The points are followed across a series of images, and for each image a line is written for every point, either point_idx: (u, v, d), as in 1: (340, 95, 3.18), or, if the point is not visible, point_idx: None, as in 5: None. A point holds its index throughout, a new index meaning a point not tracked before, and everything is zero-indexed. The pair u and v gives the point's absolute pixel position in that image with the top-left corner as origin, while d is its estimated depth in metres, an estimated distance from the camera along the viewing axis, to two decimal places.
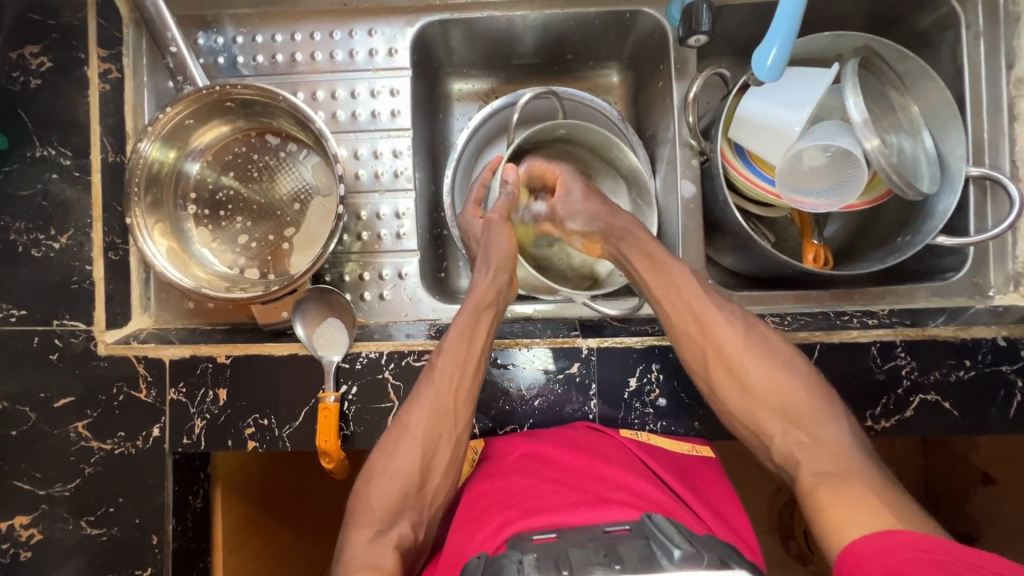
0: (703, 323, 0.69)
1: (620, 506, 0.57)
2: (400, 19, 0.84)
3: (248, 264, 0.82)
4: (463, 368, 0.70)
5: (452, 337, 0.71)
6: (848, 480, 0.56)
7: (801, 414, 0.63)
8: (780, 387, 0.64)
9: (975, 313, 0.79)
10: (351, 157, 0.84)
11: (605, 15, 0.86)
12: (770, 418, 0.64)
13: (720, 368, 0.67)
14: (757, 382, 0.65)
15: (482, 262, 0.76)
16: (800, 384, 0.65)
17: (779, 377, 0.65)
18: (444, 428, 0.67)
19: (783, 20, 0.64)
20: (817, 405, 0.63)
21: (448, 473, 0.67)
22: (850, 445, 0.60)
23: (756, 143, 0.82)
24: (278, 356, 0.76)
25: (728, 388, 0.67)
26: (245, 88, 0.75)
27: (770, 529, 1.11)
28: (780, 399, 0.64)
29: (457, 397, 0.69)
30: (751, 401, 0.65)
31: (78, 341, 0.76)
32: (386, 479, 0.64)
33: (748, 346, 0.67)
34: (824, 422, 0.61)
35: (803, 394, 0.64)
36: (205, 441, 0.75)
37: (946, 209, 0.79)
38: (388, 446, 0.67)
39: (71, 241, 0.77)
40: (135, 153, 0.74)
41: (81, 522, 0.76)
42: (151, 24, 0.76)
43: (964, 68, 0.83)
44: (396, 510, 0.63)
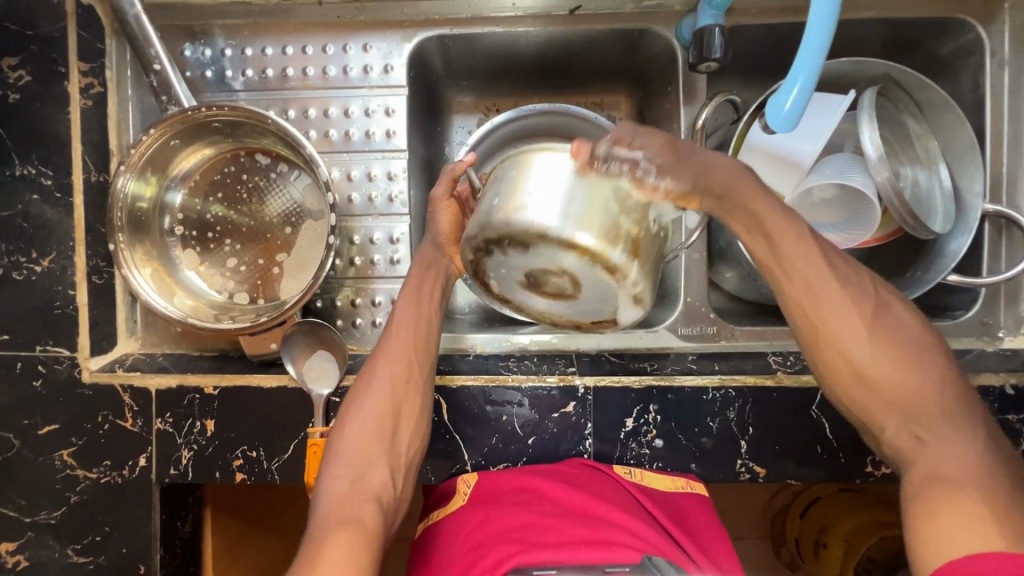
0: (824, 286, 0.55)
1: (618, 545, 0.56)
2: (396, 34, 0.80)
3: (238, 288, 0.79)
4: (419, 325, 0.68)
5: (405, 297, 0.68)
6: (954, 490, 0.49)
7: (925, 413, 0.52)
8: (897, 366, 0.53)
9: (982, 356, 0.77)
10: (343, 179, 0.81)
11: (613, 32, 0.81)
12: (882, 406, 0.54)
13: (830, 344, 0.55)
14: (876, 363, 0.53)
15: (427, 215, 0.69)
16: (916, 360, 0.54)
17: (903, 361, 0.53)
18: (407, 389, 0.64)
19: (807, 53, 0.55)
20: (939, 397, 0.52)
21: (415, 428, 0.64)
22: (971, 450, 0.50)
23: (766, 174, 0.78)
24: (267, 389, 0.74)
25: (839, 372, 0.55)
26: (231, 109, 0.71)
27: (763, 536, 1.11)
28: (899, 386, 0.53)
29: (419, 344, 0.66)
30: (871, 392, 0.54)
31: (62, 368, 0.75)
32: (356, 435, 0.61)
33: (873, 318, 0.55)
34: (952, 422, 0.52)
35: (933, 385, 0.53)
36: (192, 472, 0.74)
37: (959, 250, 0.76)
38: (354, 399, 0.64)
39: (53, 265, 0.74)
40: (114, 190, 0.71)
41: (68, 550, 0.75)
42: (135, 41, 0.72)
43: (985, 100, 0.80)
44: (369, 462, 0.60)
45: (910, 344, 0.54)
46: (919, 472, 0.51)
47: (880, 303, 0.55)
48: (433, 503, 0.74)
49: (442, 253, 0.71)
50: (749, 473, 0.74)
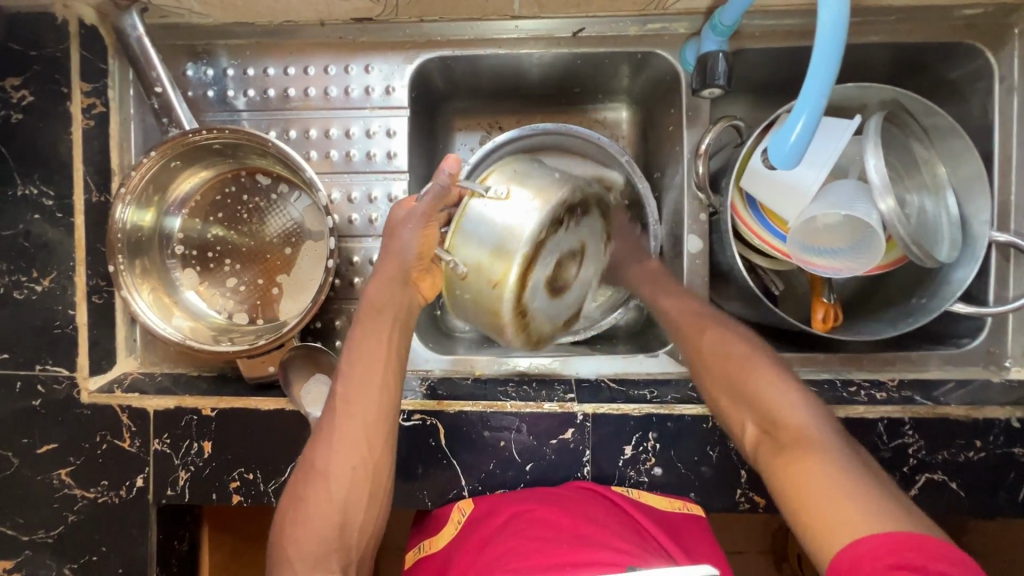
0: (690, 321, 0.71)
1: (601, 561, 0.55)
2: (398, 55, 0.80)
3: (237, 308, 0.79)
4: (370, 398, 0.63)
5: (353, 358, 0.64)
6: (809, 462, 0.52)
7: (775, 409, 0.58)
8: (751, 373, 0.62)
9: (988, 387, 0.76)
10: (344, 200, 0.81)
11: (616, 55, 0.81)
12: (740, 411, 0.61)
13: (702, 362, 0.67)
14: (731, 370, 0.64)
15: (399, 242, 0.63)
16: (767, 368, 0.62)
17: (756, 367, 0.62)
18: (353, 475, 0.61)
19: (814, 83, 0.53)
20: (782, 388, 0.59)
21: (370, 511, 0.62)
22: (808, 413, 0.56)
23: (770, 198, 0.77)
24: (264, 412, 0.73)
25: (718, 391, 0.64)
26: (231, 132, 0.72)
27: (765, 551, 1.09)
28: (749, 384, 0.61)
29: (365, 424, 0.63)
30: (737, 402, 0.62)
31: (61, 388, 0.75)
32: (303, 526, 0.60)
33: (733, 342, 0.66)
34: (792, 407, 0.57)
35: (782, 387, 0.60)
36: (189, 493, 0.74)
37: (964, 279, 0.75)
38: (297, 489, 0.62)
39: (54, 284, 0.75)
40: (114, 215, 0.71)
41: (65, 569, 0.75)
42: (137, 63, 0.73)
43: (994, 126, 0.78)
44: (317, 559, 0.58)
45: (760, 359, 0.64)
46: (773, 450, 0.56)
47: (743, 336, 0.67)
48: (430, 526, 0.74)
49: (407, 286, 0.65)
50: (748, 502, 0.73)
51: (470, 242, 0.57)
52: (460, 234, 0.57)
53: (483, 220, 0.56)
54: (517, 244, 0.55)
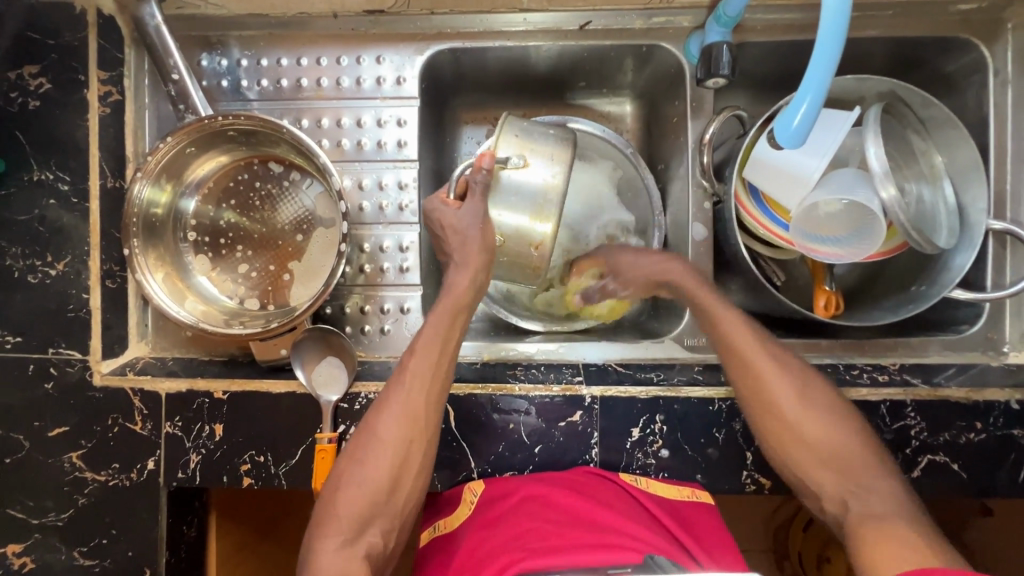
0: (752, 355, 0.67)
1: (621, 548, 0.56)
2: (409, 46, 0.82)
3: (249, 294, 0.81)
4: (436, 380, 0.67)
5: (427, 337, 0.68)
6: (887, 531, 0.55)
7: (849, 464, 0.61)
8: (826, 432, 0.63)
9: (987, 371, 0.77)
10: (355, 187, 0.82)
11: (621, 48, 0.83)
12: (818, 465, 0.62)
13: (763, 404, 0.66)
14: (807, 418, 0.64)
15: (460, 261, 0.70)
16: (838, 421, 0.64)
17: (830, 421, 0.63)
18: (411, 447, 0.65)
19: (817, 68, 0.55)
20: (866, 457, 0.61)
21: (416, 482, 0.65)
22: (895, 491, 0.59)
23: (773, 187, 0.79)
24: (276, 394, 0.74)
25: (775, 430, 0.65)
26: (247, 119, 0.73)
27: (767, 549, 1.09)
28: (830, 441, 0.62)
29: (427, 401, 0.67)
30: (807, 450, 0.63)
31: (73, 371, 0.75)
32: (356, 486, 0.63)
33: (805, 391, 0.66)
34: (873, 476, 0.60)
35: (857, 442, 0.62)
36: (200, 476, 0.75)
37: (963, 265, 0.77)
38: (357, 453, 0.65)
39: (68, 268, 0.76)
40: (130, 195, 0.73)
41: (74, 553, 0.75)
42: (154, 50, 0.74)
43: (989, 117, 0.81)
44: (367, 520, 0.62)
45: (836, 415, 0.64)
46: (860, 513, 0.58)
47: (806, 378, 0.67)
48: (440, 509, 0.74)
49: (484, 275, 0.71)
50: (754, 484, 0.74)
51: (511, 209, 0.69)
52: (498, 204, 0.69)
53: (516, 189, 0.68)
54: (553, 206, 0.67)
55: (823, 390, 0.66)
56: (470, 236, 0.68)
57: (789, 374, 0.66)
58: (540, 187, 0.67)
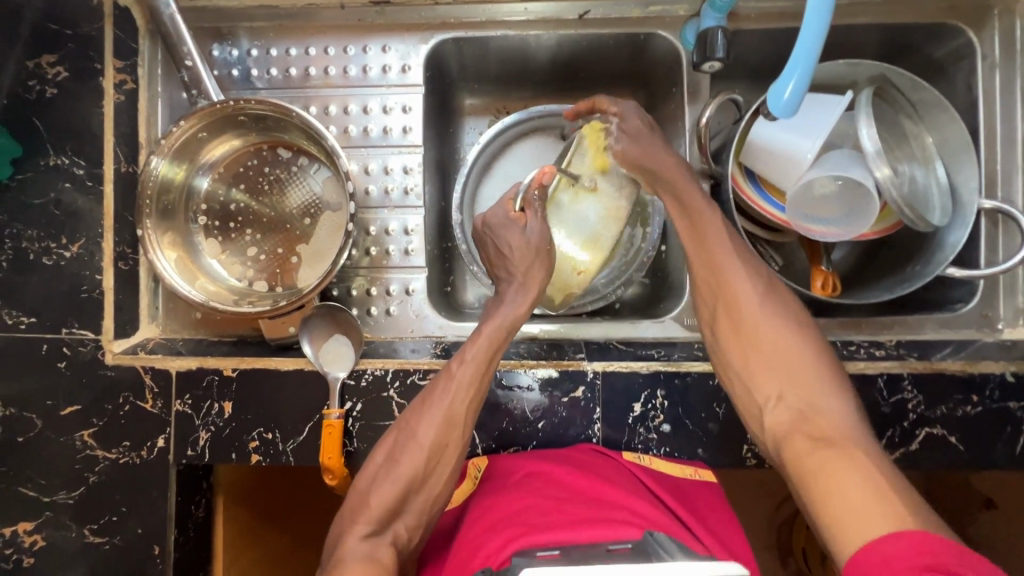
0: (722, 268, 0.69)
1: (622, 524, 0.56)
2: (414, 36, 0.85)
3: (257, 276, 0.82)
4: (477, 392, 0.69)
5: (475, 346, 0.71)
6: (838, 459, 0.56)
7: (800, 373, 0.64)
8: (784, 347, 0.65)
9: (983, 346, 0.79)
10: (361, 172, 0.84)
11: (619, 37, 0.85)
12: (769, 377, 0.65)
13: (725, 307, 0.69)
14: (766, 332, 0.66)
15: (518, 283, 0.74)
16: (794, 336, 0.66)
17: (789, 339, 0.66)
18: (445, 451, 0.68)
19: (806, 39, 0.58)
20: (822, 377, 0.63)
21: (445, 484, 0.67)
22: (846, 415, 0.60)
23: (770, 169, 0.80)
24: (284, 372, 0.76)
25: (730, 339, 0.68)
26: (258, 103, 0.76)
27: (769, 546, 1.06)
28: (779, 355, 0.65)
29: (467, 409, 0.69)
30: (759, 358, 0.66)
31: (85, 350, 0.77)
32: (389, 482, 0.65)
33: (766, 305, 0.68)
34: (825, 395, 0.62)
35: (812, 360, 0.64)
36: (209, 453, 0.76)
37: (957, 242, 0.78)
38: (393, 452, 0.68)
39: (82, 250, 0.78)
40: (146, 168, 0.75)
41: (84, 530, 0.76)
42: (169, 38, 0.77)
43: (978, 100, 0.83)
44: (395, 513, 0.64)
45: (791, 331, 0.66)
46: (808, 436, 0.60)
47: (769, 289, 0.69)
48: None
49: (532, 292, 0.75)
50: (755, 458, 0.75)
51: (568, 232, 0.82)
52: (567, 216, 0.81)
53: (579, 224, 0.82)
54: (602, 246, 0.83)
55: (788, 312, 0.68)
56: (538, 259, 0.75)
57: (755, 289, 0.68)
58: (594, 224, 0.82)
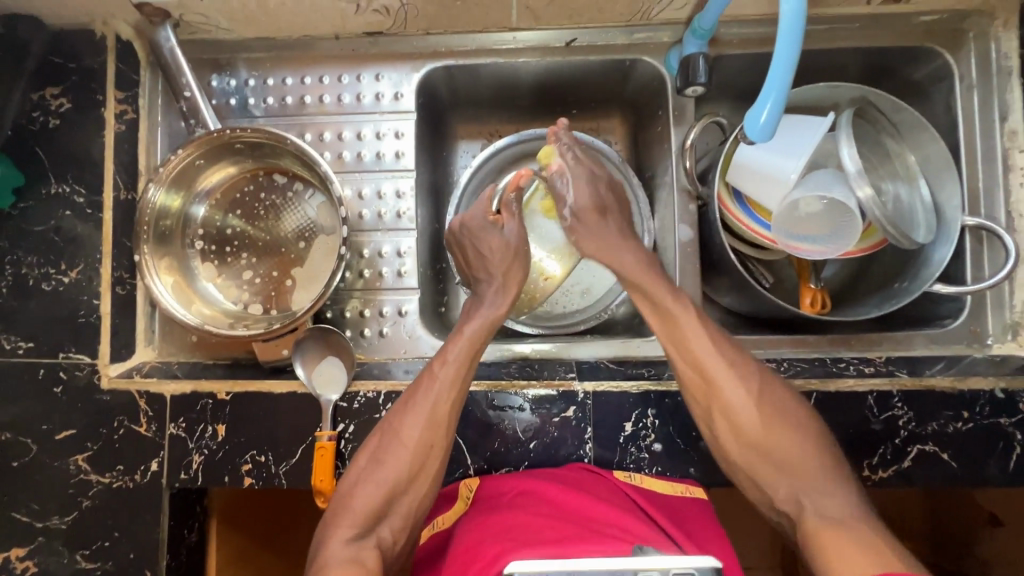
0: (711, 367, 0.69)
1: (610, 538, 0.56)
2: (406, 65, 0.87)
3: (252, 299, 0.84)
4: (457, 390, 0.70)
5: (456, 346, 0.72)
6: (846, 544, 0.56)
7: (801, 469, 0.64)
8: (781, 442, 0.66)
9: (973, 362, 0.79)
10: (355, 196, 0.86)
11: (606, 63, 0.88)
12: (770, 470, 0.66)
13: (716, 405, 0.68)
14: (760, 430, 0.66)
15: (499, 285, 0.77)
16: (788, 425, 0.66)
17: (783, 433, 0.66)
18: (428, 453, 0.68)
19: (778, 70, 0.61)
20: (824, 470, 0.64)
21: (431, 486, 0.68)
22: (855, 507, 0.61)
23: (754, 189, 0.82)
24: (277, 394, 0.77)
25: (725, 435, 0.68)
26: (253, 131, 0.78)
27: (771, 566, 1.05)
28: (776, 446, 0.66)
29: (449, 409, 0.69)
30: (757, 454, 0.66)
31: (82, 374, 0.78)
32: (373, 484, 0.66)
33: (756, 400, 0.67)
34: (832, 492, 0.62)
35: (811, 451, 0.65)
36: (202, 477, 0.76)
37: (942, 259, 0.79)
38: (376, 453, 0.68)
39: (80, 276, 0.79)
40: (143, 197, 0.77)
41: (76, 556, 0.76)
42: (168, 70, 0.80)
43: (958, 120, 0.85)
44: (379, 517, 0.65)
45: (787, 428, 0.66)
46: (819, 525, 0.60)
47: (755, 386, 0.68)
48: (438, 506, 0.75)
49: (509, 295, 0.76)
50: None
51: (538, 242, 0.90)
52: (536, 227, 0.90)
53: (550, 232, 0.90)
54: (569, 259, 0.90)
55: (778, 399, 0.68)
56: (516, 261, 0.78)
57: (741, 389, 0.68)
58: (561, 239, 0.90)
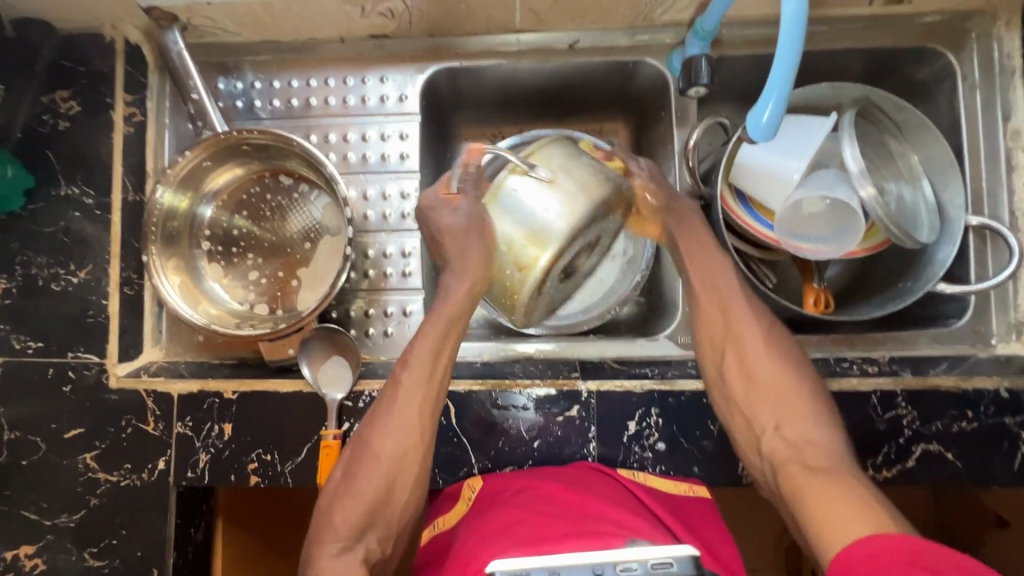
0: (730, 303, 0.74)
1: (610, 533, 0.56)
2: (410, 67, 0.88)
3: (258, 300, 0.84)
4: (427, 391, 0.70)
5: (419, 348, 0.70)
6: (834, 488, 0.59)
7: (795, 410, 0.68)
8: (787, 386, 0.70)
9: (978, 362, 0.79)
10: (360, 197, 0.87)
11: (609, 64, 0.88)
12: (767, 407, 0.69)
13: (730, 341, 0.73)
14: (765, 369, 0.71)
15: (459, 269, 0.69)
16: (793, 371, 0.71)
17: (785, 377, 0.70)
18: (403, 458, 0.68)
19: (780, 71, 0.61)
20: (816, 418, 0.67)
21: (411, 490, 0.69)
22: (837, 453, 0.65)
23: (757, 189, 0.82)
24: (283, 393, 0.77)
25: (731, 367, 0.72)
26: (260, 133, 0.79)
27: (776, 567, 1.05)
28: (778, 390, 0.69)
29: (417, 413, 0.69)
30: (756, 392, 0.70)
31: (90, 374, 0.79)
32: (350, 497, 0.67)
33: (767, 344, 0.72)
34: (818, 434, 0.66)
35: (811, 401, 0.69)
36: (209, 476, 0.77)
37: (946, 258, 0.79)
38: (352, 466, 0.69)
39: (89, 276, 0.80)
40: (152, 198, 0.78)
41: (84, 554, 0.77)
42: (176, 73, 0.81)
43: (961, 120, 0.85)
44: (363, 528, 0.66)
45: (793, 373, 0.70)
46: (803, 467, 0.64)
47: (770, 333, 0.73)
48: (441, 506, 0.76)
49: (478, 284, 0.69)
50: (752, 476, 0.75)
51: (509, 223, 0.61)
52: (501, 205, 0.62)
53: (524, 206, 0.61)
54: (553, 240, 0.59)
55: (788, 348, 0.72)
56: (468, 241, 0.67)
57: (754, 332, 0.73)
58: (541, 212, 0.60)
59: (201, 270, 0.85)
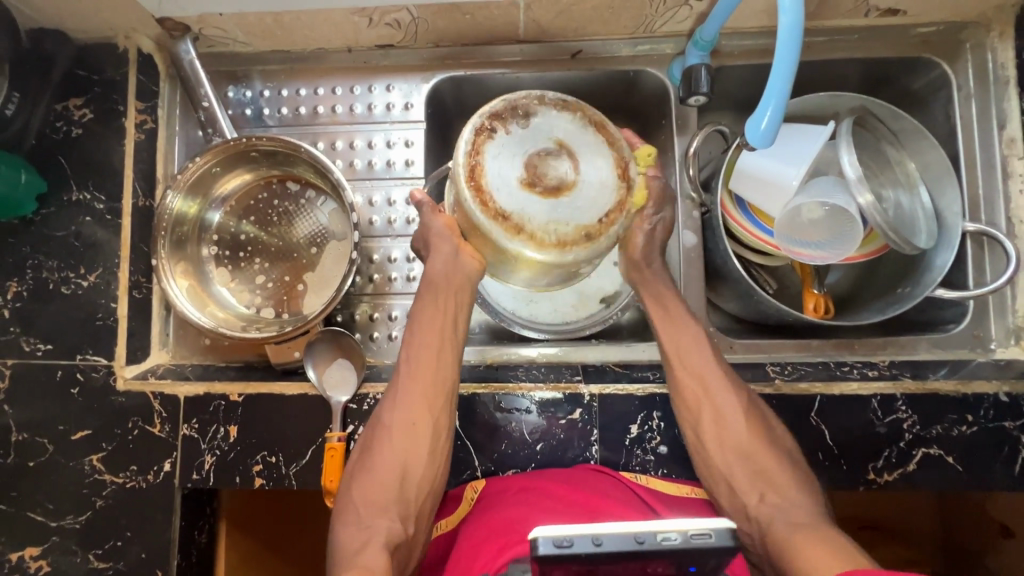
0: (700, 367, 0.73)
1: None
2: (416, 76, 0.90)
3: (264, 303, 0.85)
4: (429, 362, 0.72)
5: (417, 323, 0.74)
6: (817, 546, 0.56)
7: (774, 476, 0.67)
8: (762, 451, 0.68)
9: (977, 366, 0.79)
10: (366, 203, 0.88)
11: (611, 74, 0.90)
12: (745, 476, 0.68)
13: (702, 403, 0.71)
14: (740, 433, 0.69)
15: (436, 244, 0.74)
16: (767, 436, 0.69)
17: (760, 440, 0.69)
18: (415, 428, 0.69)
19: (777, 77, 0.62)
20: (793, 477, 0.66)
21: (428, 460, 0.69)
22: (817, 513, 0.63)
23: (757, 196, 0.83)
24: (289, 396, 0.78)
25: (705, 433, 0.71)
26: (269, 139, 0.81)
27: None
28: (756, 456, 0.68)
29: (420, 383, 0.71)
30: (734, 456, 0.69)
31: (98, 376, 0.80)
32: (369, 474, 0.68)
33: (739, 407, 0.71)
34: (798, 497, 0.65)
35: (787, 466, 0.67)
36: (214, 478, 0.77)
37: (944, 264, 0.80)
38: (367, 443, 0.70)
39: (98, 280, 0.81)
40: (161, 202, 0.80)
41: (89, 556, 0.77)
42: (187, 81, 0.83)
43: (957, 128, 0.86)
44: (385, 503, 0.66)
45: (766, 439, 0.69)
46: (790, 523, 0.62)
47: (742, 396, 0.72)
48: (445, 507, 0.76)
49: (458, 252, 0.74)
50: None
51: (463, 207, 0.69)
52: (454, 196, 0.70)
53: (498, 172, 0.64)
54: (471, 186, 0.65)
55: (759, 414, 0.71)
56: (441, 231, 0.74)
57: (726, 396, 0.71)
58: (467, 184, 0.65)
59: (208, 273, 0.86)
